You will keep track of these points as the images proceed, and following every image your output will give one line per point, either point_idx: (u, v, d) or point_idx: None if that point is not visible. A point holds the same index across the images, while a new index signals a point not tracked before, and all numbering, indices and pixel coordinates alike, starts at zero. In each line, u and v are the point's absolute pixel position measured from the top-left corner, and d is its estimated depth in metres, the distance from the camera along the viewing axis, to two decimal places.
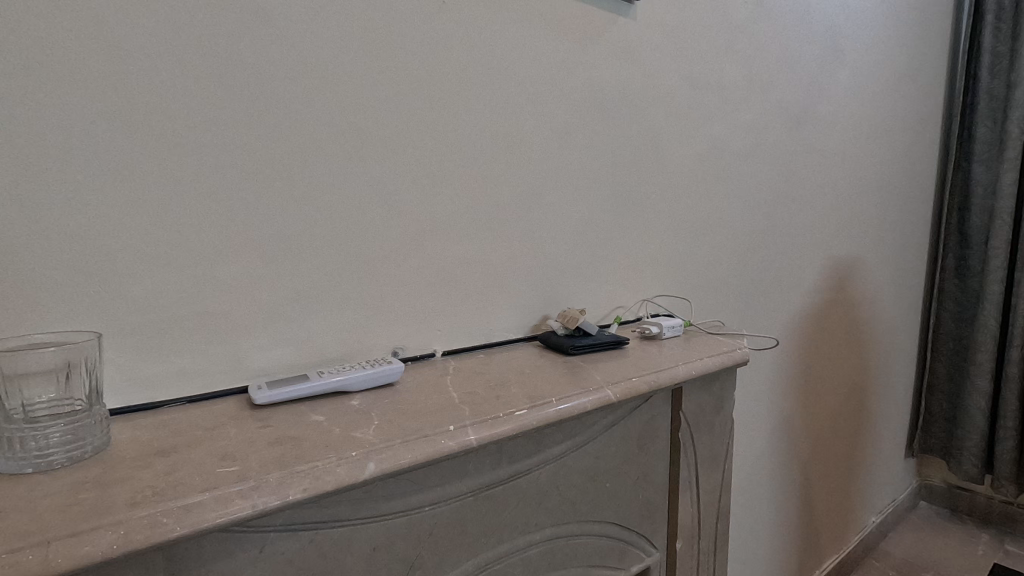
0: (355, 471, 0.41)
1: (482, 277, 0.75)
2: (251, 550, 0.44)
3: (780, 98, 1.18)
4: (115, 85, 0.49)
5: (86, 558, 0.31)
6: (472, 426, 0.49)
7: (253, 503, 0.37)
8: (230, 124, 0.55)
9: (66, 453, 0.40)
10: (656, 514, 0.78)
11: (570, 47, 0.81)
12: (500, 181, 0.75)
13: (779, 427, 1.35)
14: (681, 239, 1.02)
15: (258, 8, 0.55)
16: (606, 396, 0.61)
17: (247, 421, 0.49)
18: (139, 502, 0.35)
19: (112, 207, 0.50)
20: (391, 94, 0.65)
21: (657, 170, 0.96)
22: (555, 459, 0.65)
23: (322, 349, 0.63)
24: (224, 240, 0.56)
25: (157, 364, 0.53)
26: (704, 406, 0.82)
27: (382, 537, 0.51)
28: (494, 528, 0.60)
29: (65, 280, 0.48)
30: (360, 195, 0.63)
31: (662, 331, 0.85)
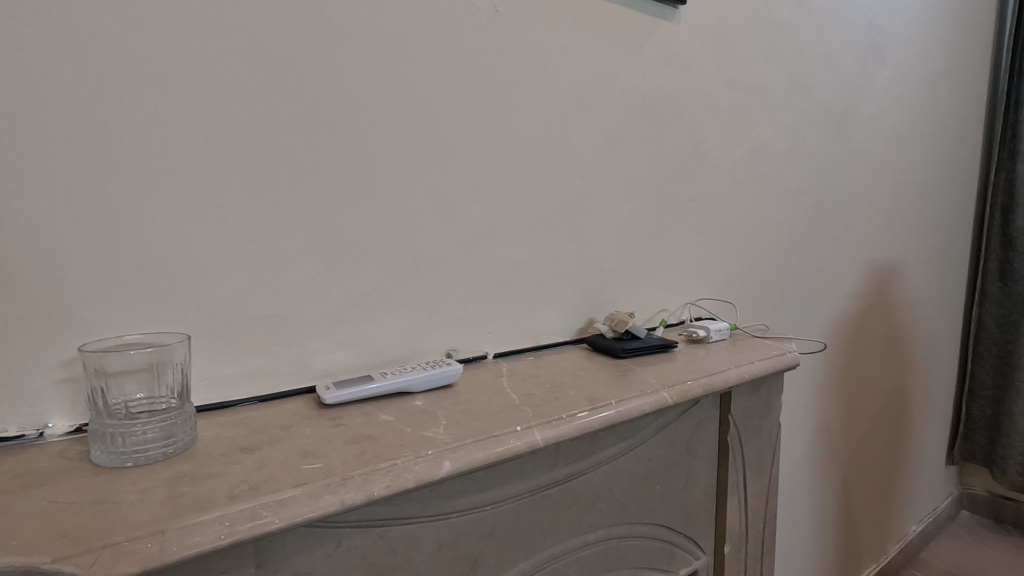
0: (432, 470, 0.42)
1: (532, 280, 0.76)
2: (329, 544, 0.45)
3: (822, 99, 1.17)
4: (196, 98, 0.52)
5: (196, 548, 0.33)
6: (537, 427, 0.50)
7: (341, 499, 0.38)
8: (299, 133, 0.57)
9: (161, 448, 0.43)
10: (704, 517, 0.78)
11: (617, 51, 0.82)
12: (548, 185, 0.76)
13: (819, 432, 1.34)
14: (723, 243, 1.01)
15: (326, 22, 0.58)
16: (662, 399, 0.61)
17: (320, 420, 0.50)
18: (238, 495, 0.37)
19: (192, 214, 0.52)
20: (447, 101, 0.66)
21: (700, 173, 0.96)
22: (608, 461, 0.65)
23: (381, 351, 0.64)
24: (292, 245, 0.58)
25: (230, 365, 0.55)
26: (752, 410, 0.82)
27: (447, 534, 0.52)
28: (550, 528, 0.60)
29: (150, 284, 0.51)
30: (417, 200, 0.65)
31: (709, 335, 0.85)
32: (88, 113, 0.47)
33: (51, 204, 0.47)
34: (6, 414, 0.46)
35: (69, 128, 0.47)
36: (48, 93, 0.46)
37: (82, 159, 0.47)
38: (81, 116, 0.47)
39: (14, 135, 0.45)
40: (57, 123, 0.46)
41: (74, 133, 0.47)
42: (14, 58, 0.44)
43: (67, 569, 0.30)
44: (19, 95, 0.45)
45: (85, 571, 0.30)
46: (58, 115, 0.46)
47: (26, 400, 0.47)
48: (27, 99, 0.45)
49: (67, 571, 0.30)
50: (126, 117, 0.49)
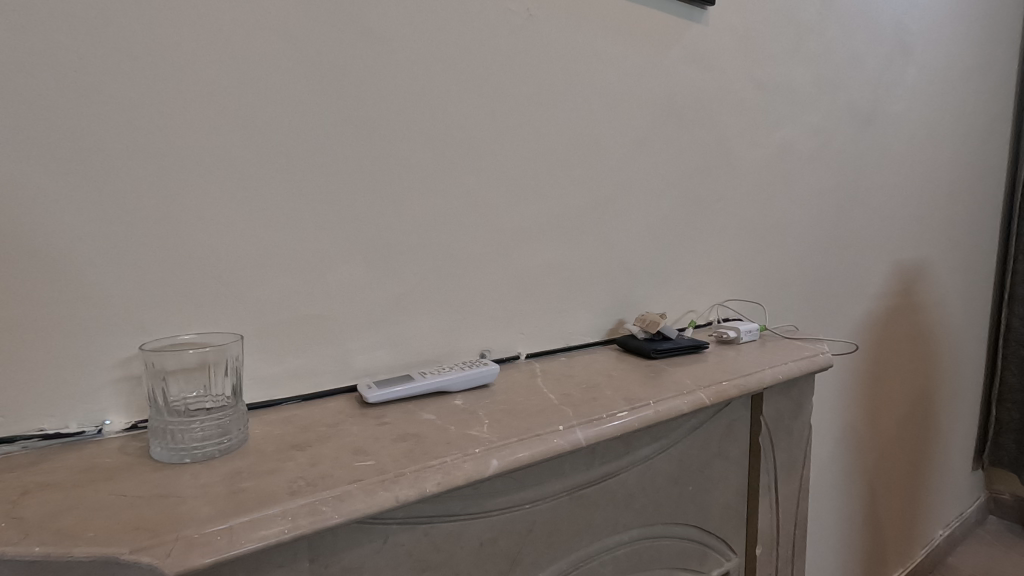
0: (480, 467, 0.43)
1: (563, 281, 0.77)
2: (377, 541, 0.46)
3: (848, 99, 1.16)
4: (243, 104, 0.53)
5: (262, 541, 0.34)
6: (579, 426, 0.51)
7: (395, 495, 0.39)
8: (339, 137, 0.58)
9: (216, 446, 0.44)
10: (736, 518, 0.78)
11: (647, 53, 0.82)
12: (579, 187, 0.77)
13: (845, 434, 1.32)
14: (751, 243, 1.01)
15: (367, 29, 0.59)
16: (699, 399, 0.61)
17: (365, 419, 0.51)
18: (297, 491, 0.38)
19: (240, 217, 0.54)
20: (481, 105, 0.67)
21: (728, 174, 0.95)
22: (642, 461, 0.66)
23: (418, 351, 0.65)
24: (333, 247, 0.59)
25: (275, 364, 0.57)
26: (784, 411, 0.81)
27: (488, 532, 0.53)
28: (586, 527, 0.61)
29: (201, 286, 0.52)
30: (452, 203, 0.66)
31: (739, 336, 0.85)
32: (144, 120, 0.49)
33: (109, 209, 0.48)
34: (67, 411, 0.48)
35: (126, 134, 0.48)
36: (107, 101, 0.47)
37: (137, 165, 0.49)
38: (137, 122, 0.49)
39: (75, 142, 0.46)
40: (114, 130, 0.48)
41: (131, 138, 0.48)
42: (76, 67, 0.46)
43: (144, 560, 0.31)
44: (81, 103, 0.46)
45: (162, 562, 0.31)
46: (116, 123, 0.48)
47: (85, 397, 0.48)
48: (87, 106, 0.47)
49: (144, 562, 0.31)
50: (179, 123, 0.50)
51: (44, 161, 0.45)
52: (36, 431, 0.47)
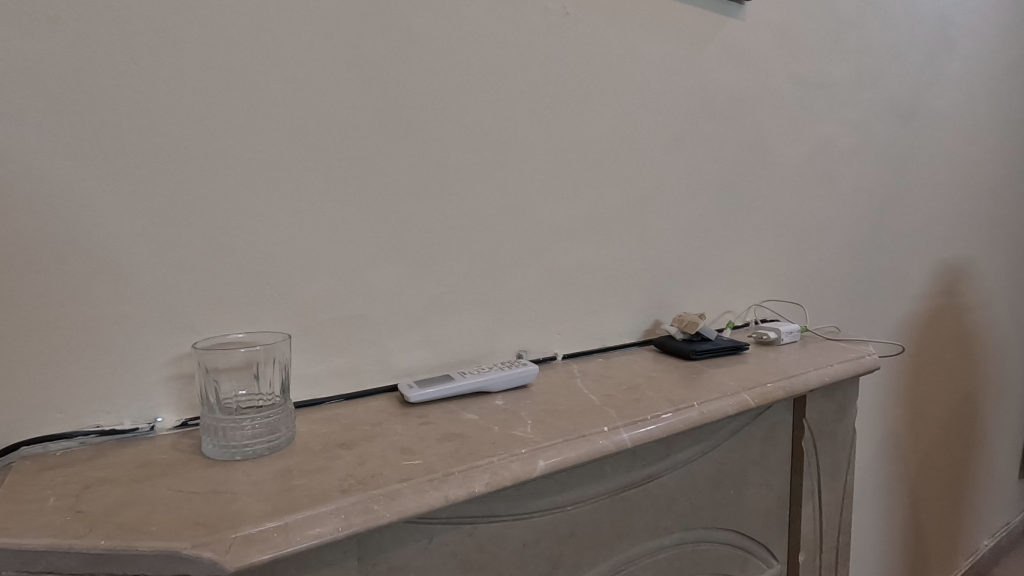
0: (527, 468, 0.43)
1: (599, 281, 0.76)
2: (422, 540, 0.46)
3: (889, 94, 1.13)
4: (288, 106, 0.54)
5: (317, 538, 0.34)
6: (623, 427, 0.50)
7: (445, 495, 0.39)
8: (380, 138, 0.58)
9: (265, 444, 0.44)
10: (777, 524, 0.76)
11: (684, 49, 0.81)
12: (615, 186, 0.76)
13: (885, 439, 1.28)
14: (789, 242, 0.99)
15: (407, 30, 0.59)
16: (743, 400, 0.60)
17: (408, 419, 0.51)
18: (348, 489, 0.38)
19: (285, 218, 0.54)
20: (518, 104, 0.67)
21: (765, 172, 0.93)
22: (683, 464, 0.64)
23: (457, 351, 0.65)
24: (374, 247, 0.59)
25: (318, 364, 0.57)
26: (828, 414, 0.79)
27: (530, 534, 0.52)
28: (627, 530, 0.60)
29: (247, 285, 0.53)
30: (490, 203, 0.66)
31: (780, 337, 0.83)
32: (193, 122, 0.50)
33: (160, 210, 0.49)
34: (122, 407, 0.49)
35: (177, 137, 0.49)
36: (159, 105, 0.48)
37: (187, 167, 0.50)
38: (187, 125, 0.50)
39: (130, 145, 0.47)
40: (165, 133, 0.49)
41: (181, 141, 0.49)
42: (130, 73, 0.47)
43: (206, 554, 0.31)
44: (134, 107, 0.47)
45: (222, 558, 0.31)
46: (167, 126, 0.49)
47: (138, 395, 0.50)
48: (141, 110, 0.48)
49: (205, 557, 0.31)
50: (227, 125, 0.51)
51: (100, 164, 0.47)
52: (92, 428, 0.48)
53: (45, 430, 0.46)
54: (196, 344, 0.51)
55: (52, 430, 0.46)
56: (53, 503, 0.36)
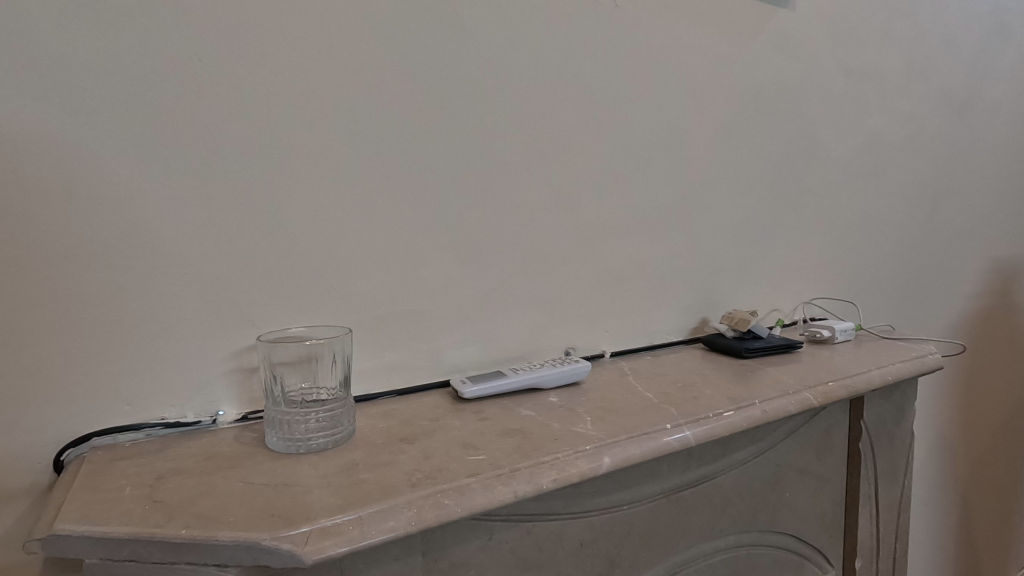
0: (593, 464, 0.42)
1: (647, 278, 0.75)
2: (483, 537, 0.45)
3: (942, 85, 1.09)
4: (345, 102, 0.54)
5: (392, 532, 0.33)
6: (686, 425, 0.49)
7: (514, 491, 0.38)
8: (432, 132, 0.58)
9: (328, 437, 0.44)
10: (833, 529, 0.74)
11: (733, 41, 0.79)
12: (663, 180, 0.75)
13: (935, 442, 1.24)
14: (838, 239, 0.96)
15: (459, 24, 0.59)
16: (805, 399, 0.58)
17: (466, 415, 0.51)
18: (418, 482, 0.37)
19: (341, 213, 0.54)
20: (568, 98, 0.66)
21: (815, 166, 0.91)
22: (740, 464, 0.63)
23: (507, 348, 0.65)
24: (426, 243, 0.59)
25: (371, 359, 0.57)
26: (886, 416, 0.76)
27: (588, 533, 0.51)
28: (683, 531, 0.58)
29: (304, 280, 0.53)
30: (539, 198, 0.65)
31: (834, 335, 0.80)
32: (255, 119, 0.50)
33: (223, 206, 0.49)
34: (186, 400, 0.50)
35: (239, 133, 0.50)
36: (224, 101, 0.49)
37: (249, 163, 0.50)
38: (249, 121, 0.50)
39: (195, 141, 0.48)
40: (229, 129, 0.49)
41: (244, 137, 0.50)
42: (196, 69, 0.48)
43: (284, 546, 0.31)
44: (200, 103, 0.48)
45: (300, 550, 0.31)
46: (230, 122, 0.49)
47: (202, 388, 0.50)
48: (208, 107, 0.48)
49: (284, 548, 0.31)
50: (286, 121, 0.51)
51: (166, 160, 0.47)
52: (158, 420, 0.49)
53: (114, 421, 0.47)
54: (258, 338, 0.51)
55: (120, 422, 0.47)
56: (129, 494, 0.36)
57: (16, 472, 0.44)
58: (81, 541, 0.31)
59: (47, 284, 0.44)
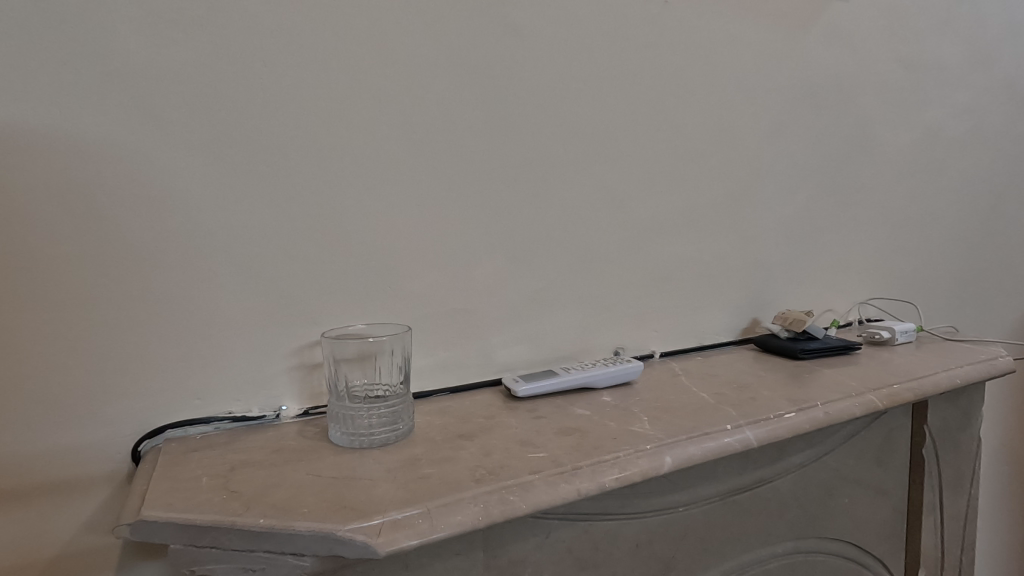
0: (654, 464, 0.41)
1: (697, 277, 0.74)
2: (541, 536, 0.45)
3: (1006, 75, 1.04)
4: (401, 104, 0.55)
5: (460, 526, 0.34)
6: (747, 426, 0.48)
7: (577, 488, 0.38)
8: (484, 133, 0.59)
9: (389, 434, 0.45)
10: (894, 537, 0.71)
11: (786, 35, 0.77)
12: (714, 178, 0.73)
13: (999, 450, 1.18)
14: (895, 237, 0.92)
15: (512, 25, 0.59)
16: (869, 402, 0.56)
17: (521, 413, 0.51)
18: (482, 478, 0.38)
19: (397, 213, 0.55)
20: (618, 96, 0.66)
21: (870, 162, 0.88)
22: (797, 468, 0.61)
23: (556, 347, 0.65)
24: (478, 242, 0.59)
25: (425, 357, 0.58)
26: (951, 421, 0.73)
27: (643, 534, 0.50)
28: (739, 535, 0.57)
29: (362, 279, 0.55)
30: (589, 196, 0.65)
31: (894, 336, 0.77)
32: (316, 121, 0.52)
33: (286, 207, 0.51)
34: (251, 395, 0.51)
35: (302, 137, 0.51)
36: (288, 105, 0.50)
37: (311, 165, 0.52)
38: (311, 124, 0.51)
39: (261, 144, 0.50)
40: (293, 132, 0.51)
41: (306, 140, 0.51)
42: (263, 75, 0.49)
43: (359, 537, 0.32)
44: (265, 108, 0.50)
45: (374, 541, 0.32)
46: (294, 125, 0.51)
47: (266, 383, 0.52)
48: (272, 111, 0.50)
49: (359, 539, 0.32)
50: (346, 124, 0.53)
51: (234, 163, 0.49)
52: (225, 414, 0.51)
53: (186, 414, 0.49)
54: (319, 336, 0.53)
55: (191, 415, 0.49)
56: (207, 484, 0.37)
57: (97, 460, 0.47)
58: (166, 527, 0.33)
59: (125, 281, 0.46)
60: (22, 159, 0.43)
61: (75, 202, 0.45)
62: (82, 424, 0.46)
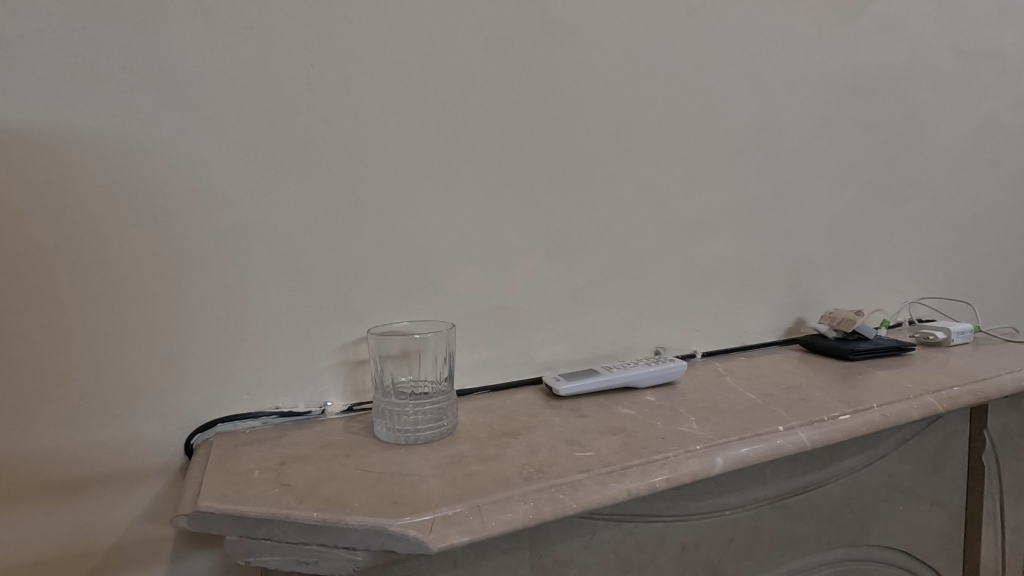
0: (705, 465, 0.40)
1: (740, 275, 0.72)
2: (586, 536, 0.44)
3: None
4: (443, 101, 0.55)
5: (511, 524, 0.33)
6: (800, 427, 0.46)
7: (628, 488, 0.37)
8: (525, 130, 0.58)
9: (433, 430, 0.45)
10: (951, 548, 0.68)
11: (833, 25, 0.75)
12: (758, 173, 0.71)
13: None
14: (949, 234, 0.89)
15: (553, 21, 0.59)
16: (928, 404, 0.54)
17: (564, 412, 0.51)
18: (530, 476, 0.37)
19: (439, 211, 0.55)
20: (660, 92, 0.64)
21: (921, 155, 0.84)
22: (848, 472, 0.59)
23: (597, 346, 0.64)
24: (519, 239, 0.59)
25: (466, 355, 0.58)
26: (1012, 426, 0.69)
27: (689, 537, 0.49)
28: (788, 541, 0.55)
29: (405, 277, 0.55)
30: (630, 193, 0.64)
31: (949, 337, 0.74)
32: (361, 120, 0.52)
33: (331, 205, 0.52)
34: (297, 391, 0.52)
35: (347, 136, 0.52)
36: (333, 104, 0.51)
37: (355, 163, 0.52)
38: (356, 123, 0.52)
39: (307, 143, 0.50)
40: (338, 132, 0.51)
41: (351, 138, 0.52)
42: (310, 75, 0.50)
43: (411, 532, 0.32)
44: (312, 108, 0.50)
45: (426, 537, 0.32)
46: (338, 124, 0.51)
47: (311, 380, 0.52)
48: (318, 110, 0.51)
49: (411, 534, 0.32)
50: (389, 122, 0.53)
51: (282, 162, 0.50)
52: (273, 409, 0.51)
53: (235, 409, 0.50)
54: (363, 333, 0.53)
55: (240, 410, 0.50)
56: (259, 477, 0.38)
57: (152, 453, 0.48)
58: (222, 519, 0.33)
59: (178, 279, 0.48)
60: (83, 161, 0.45)
61: (132, 202, 0.46)
62: (137, 416, 0.47)
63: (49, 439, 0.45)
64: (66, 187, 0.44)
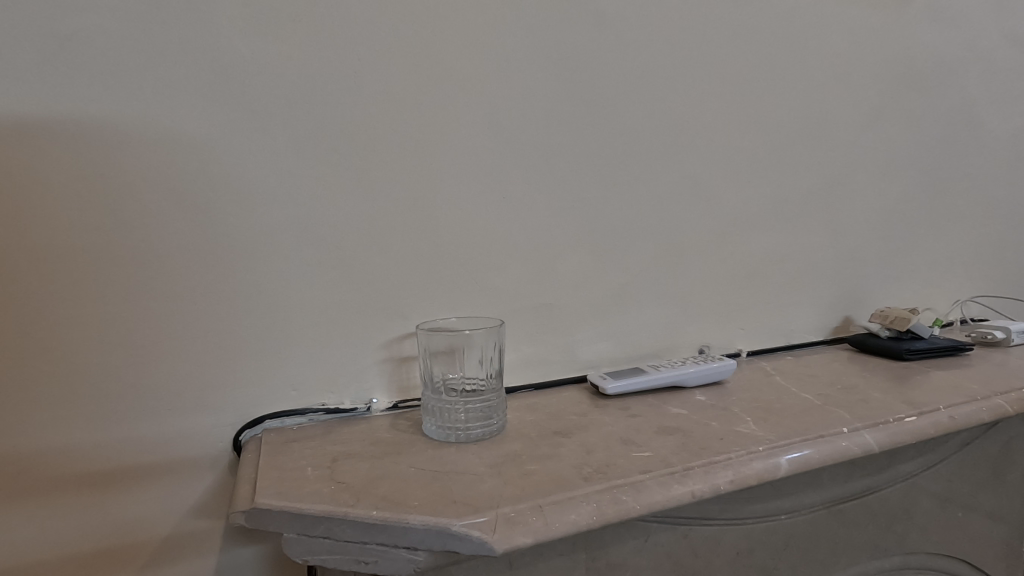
0: (769, 467, 0.39)
1: (786, 272, 0.70)
2: (641, 539, 0.43)
3: None
4: (488, 95, 0.54)
5: (575, 525, 0.32)
6: (865, 429, 0.44)
7: (692, 490, 0.36)
8: (569, 123, 0.57)
9: (484, 428, 0.44)
10: (1012, 557, 0.65)
11: (883, 14, 0.72)
12: (805, 167, 0.69)
13: None
14: (1003, 230, 0.85)
15: (598, 13, 0.57)
16: (996, 406, 0.51)
17: (614, 412, 0.49)
18: (590, 476, 0.36)
19: (483, 205, 0.55)
20: (705, 84, 0.63)
21: (974, 148, 0.81)
22: (907, 477, 0.56)
23: (641, 344, 0.62)
24: (563, 235, 0.58)
25: (509, 353, 0.57)
26: None
27: (745, 541, 0.47)
28: (844, 547, 0.53)
29: (449, 273, 0.54)
30: (675, 188, 0.62)
31: (1009, 337, 0.71)
32: (406, 115, 0.51)
33: (376, 200, 0.51)
34: (342, 388, 0.52)
35: (392, 131, 0.51)
36: (379, 100, 0.50)
37: (400, 158, 0.51)
38: (401, 118, 0.51)
39: (353, 138, 0.50)
40: (384, 126, 0.51)
41: (396, 133, 0.51)
42: (356, 70, 0.50)
43: (474, 533, 0.31)
44: (358, 103, 0.50)
45: (490, 538, 0.31)
46: (384, 119, 0.51)
47: (355, 377, 0.52)
48: (364, 105, 0.50)
49: (474, 535, 0.31)
50: (435, 116, 0.52)
51: (328, 158, 0.49)
52: (319, 406, 0.51)
53: (282, 405, 0.50)
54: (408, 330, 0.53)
55: (287, 406, 0.50)
56: (313, 474, 0.37)
57: (202, 448, 0.48)
58: (281, 516, 0.33)
59: (228, 274, 0.48)
60: (136, 156, 0.45)
61: (185, 198, 0.46)
62: (187, 412, 0.47)
63: (104, 433, 0.46)
64: (120, 183, 0.45)
